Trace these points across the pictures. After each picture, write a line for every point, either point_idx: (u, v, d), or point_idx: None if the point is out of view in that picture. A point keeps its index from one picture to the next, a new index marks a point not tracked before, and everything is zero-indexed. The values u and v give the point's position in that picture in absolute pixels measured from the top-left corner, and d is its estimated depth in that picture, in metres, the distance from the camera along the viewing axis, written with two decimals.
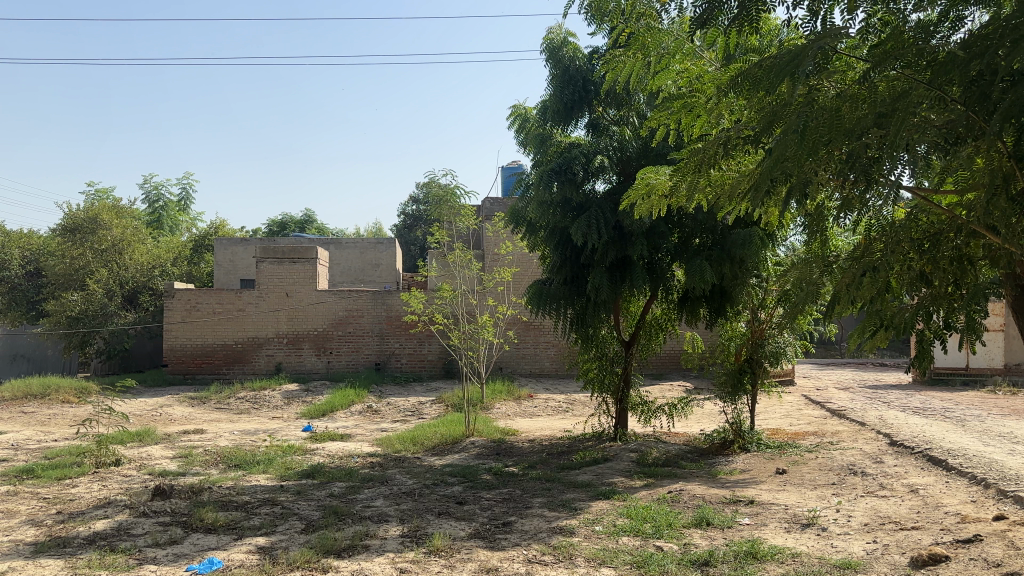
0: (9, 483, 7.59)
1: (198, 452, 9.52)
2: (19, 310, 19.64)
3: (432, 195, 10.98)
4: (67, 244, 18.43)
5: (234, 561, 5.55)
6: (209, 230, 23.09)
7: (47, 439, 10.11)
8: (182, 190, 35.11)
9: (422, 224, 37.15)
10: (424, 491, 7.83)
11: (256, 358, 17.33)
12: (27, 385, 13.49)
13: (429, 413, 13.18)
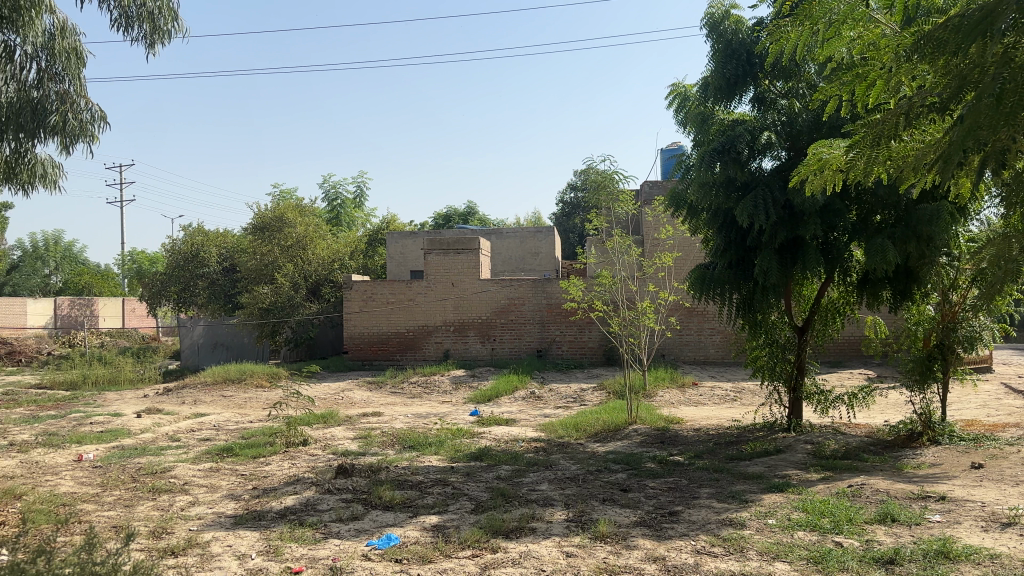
0: (212, 459, 8.40)
1: (375, 433, 10.09)
2: (218, 302, 21.61)
3: (591, 181, 10.96)
4: (258, 241, 20.00)
5: (410, 538, 5.86)
6: (381, 224, 24.36)
7: (245, 421, 11.09)
8: (357, 188, 37.23)
9: (582, 211, 37.24)
10: (588, 477, 7.87)
11: (426, 345, 18.10)
12: (226, 369, 14.86)
13: (591, 400, 13.22)
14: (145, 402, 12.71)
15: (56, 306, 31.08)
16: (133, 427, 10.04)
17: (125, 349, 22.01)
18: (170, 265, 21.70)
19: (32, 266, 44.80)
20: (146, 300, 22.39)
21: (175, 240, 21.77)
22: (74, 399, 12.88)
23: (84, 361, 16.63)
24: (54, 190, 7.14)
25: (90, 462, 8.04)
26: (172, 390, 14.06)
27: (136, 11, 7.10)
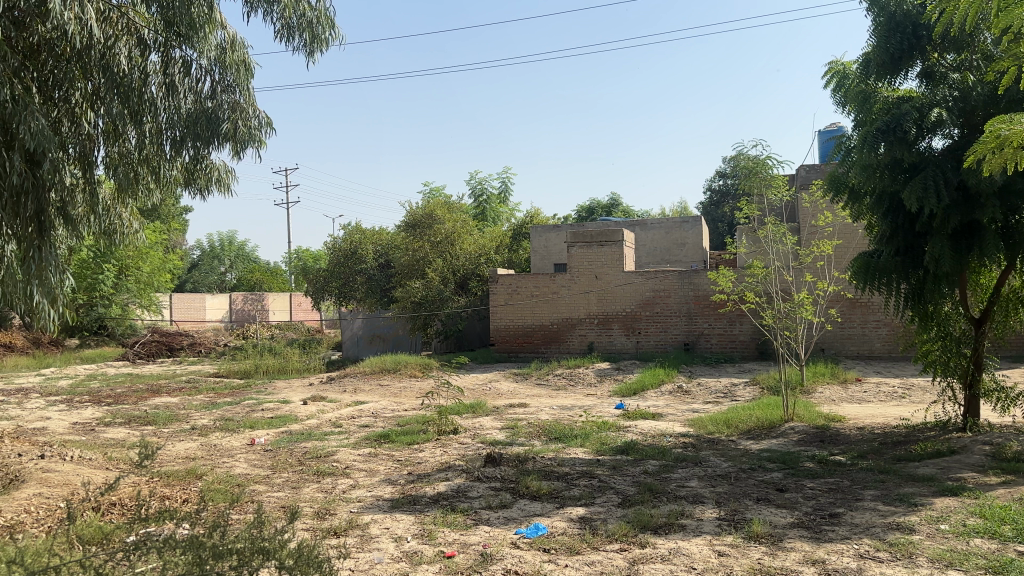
0: (370, 445, 8.85)
1: (522, 424, 10.24)
2: (375, 297, 22.68)
3: (741, 166, 10.54)
4: (410, 238, 20.84)
5: (558, 529, 5.92)
6: (527, 219, 24.69)
7: (399, 409, 11.60)
8: (502, 183, 37.89)
9: (732, 199, 36.03)
10: (740, 475, 7.62)
11: (570, 338, 18.18)
12: (383, 360, 15.60)
13: (743, 395, 12.78)
14: (310, 390, 13.58)
15: (231, 301, 33.79)
16: (299, 413, 10.76)
17: (293, 340, 23.59)
18: (331, 261, 23.02)
19: (211, 264, 48.93)
20: (310, 295, 23.88)
21: (336, 238, 23.05)
22: (248, 387, 13.98)
23: (257, 352, 17.99)
24: (227, 192, 7.75)
25: (261, 445, 8.69)
26: (334, 379, 14.93)
27: (297, 21, 7.56)
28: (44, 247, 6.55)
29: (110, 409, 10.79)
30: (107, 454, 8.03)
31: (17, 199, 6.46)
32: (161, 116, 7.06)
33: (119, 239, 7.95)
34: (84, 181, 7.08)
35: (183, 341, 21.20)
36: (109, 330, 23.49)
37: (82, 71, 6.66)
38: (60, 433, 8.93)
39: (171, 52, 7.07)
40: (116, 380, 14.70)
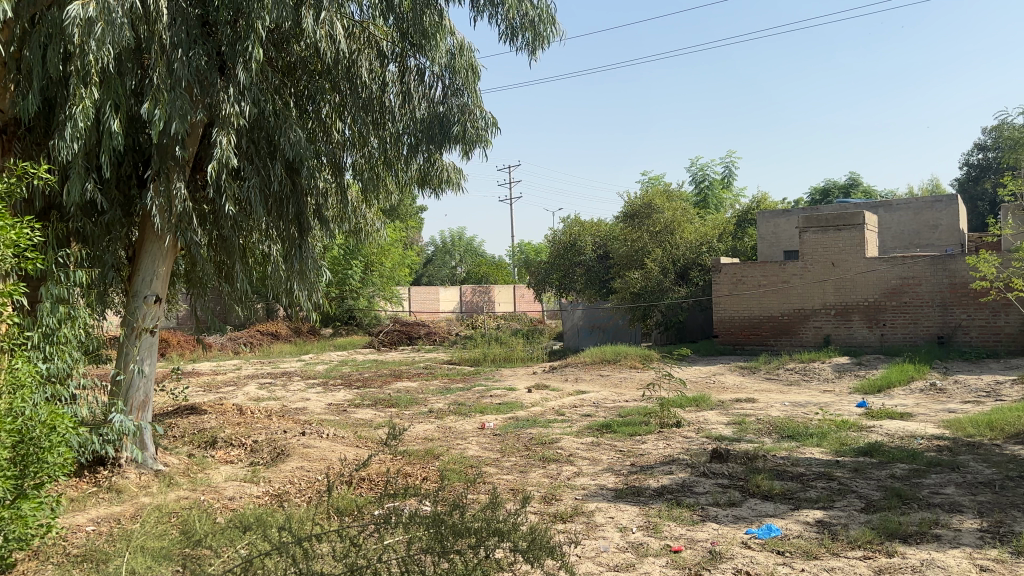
0: (594, 434, 8.93)
1: (750, 420, 9.82)
2: (594, 288, 22.72)
3: (1005, 138, 9.37)
4: (628, 229, 20.49)
5: (792, 531, 5.61)
6: (753, 204, 23.71)
7: (621, 400, 11.60)
8: (726, 168, 36.65)
9: (994, 174, 32.12)
10: (1007, 483, 6.77)
11: (803, 330, 17.19)
12: (604, 350, 15.71)
13: (1009, 395, 11.35)
14: (534, 379, 13.98)
15: (460, 294, 35.68)
16: (524, 401, 11.10)
17: (517, 330, 24.40)
18: (552, 254, 23.50)
19: (443, 259, 52.09)
20: (532, 286, 24.57)
21: (555, 231, 23.47)
22: (477, 374, 14.67)
23: (484, 341, 18.87)
24: (458, 190, 8.13)
25: (490, 430, 9.07)
26: (556, 369, 15.26)
27: (520, 21, 7.77)
28: (304, 245, 7.43)
29: (357, 392, 11.79)
30: (355, 432, 8.79)
31: (281, 203, 7.32)
32: (398, 122, 7.61)
33: (364, 237, 8.69)
34: (335, 185, 7.84)
35: (419, 331, 22.64)
36: (357, 321, 25.01)
37: (331, 85, 7.36)
38: (317, 412, 9.93)
39: (407, 61, 7.56)
40: (363, 366, 16.06)
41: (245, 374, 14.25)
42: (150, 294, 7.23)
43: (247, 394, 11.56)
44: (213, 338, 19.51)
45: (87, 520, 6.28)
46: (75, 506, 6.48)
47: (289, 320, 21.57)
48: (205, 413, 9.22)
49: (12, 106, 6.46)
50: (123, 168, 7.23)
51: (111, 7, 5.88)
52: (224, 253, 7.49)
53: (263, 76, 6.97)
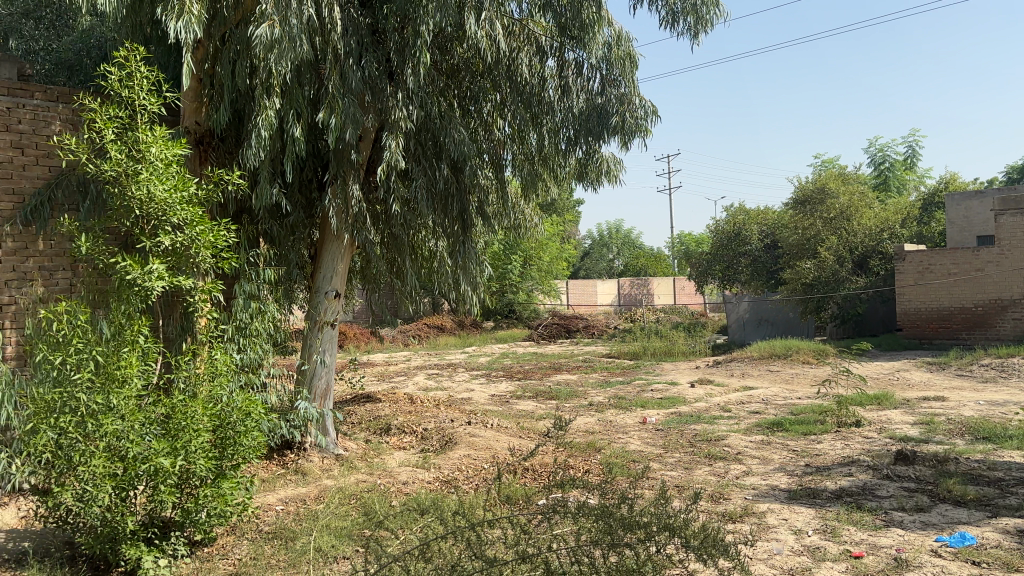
0: (764, 432, 8.60)
1: (940, 420, 9.10)
2: (761, 279, 21.91)
3: None
4: (799, 216, 19.43)
5: (990, 540, 5.15)
6: (939, 185, 21.98)
7: (793, 396, 11.11)
8: (908, 149, 34.18)
9: None
10: None
11: (1001, 323, 15.74)
12: (773, 344, 15.13)
13: None
14: (698, 374, 13.67)
15: (620, 286, 35.53)
16: (688, 396, 10.87)
17: (677, 323, 23.95)
18: (715, 244, 22.86)
19: (602, 252, 52.12)
20: (694, 278, 24.03)
21: (718, 221, 22.78)
22: (638, 368, 14.54)
23: (644, 334, 18.73)
24: (616, 183, 8.04)
25: (654, 424, 8.96)
26: (721, 363, 14.82)
27: (681, 6, 7.60)
28: (467, 241, 7.67)
29: (521, 384, 12.00)
30: (520, 423, 8.95)
31: (446, 201, 7.56)
32: (558, 115, 7.59)
33: (525, 232, 8.84)
34: (496, 181, 8.01)
35: (579, 324, 22.69)
36: (517, 314, 25.33)
37: (493, 84, 7.56)
38: (482, 403, 10.21)
39: (565, 55, 7.53)
40: (524, 358, 16.34)
41: (415, 365, 14.87)
42: (330, 290, 7.73)
43: (417, 384, 12.07)
44: (385, 330, 20.48)
45: (277, 499, 6.80)
46: (267, 486, 7.04)
47: (454, 312, 22.24)
48: (379, 402, 9.71)
49: (207, 119, 7.08)
50: (305, 172, 7.76)
51: (290, 23, 6.28)
52: (395, 250, 7.88)
53: (430, 79, 7.26)
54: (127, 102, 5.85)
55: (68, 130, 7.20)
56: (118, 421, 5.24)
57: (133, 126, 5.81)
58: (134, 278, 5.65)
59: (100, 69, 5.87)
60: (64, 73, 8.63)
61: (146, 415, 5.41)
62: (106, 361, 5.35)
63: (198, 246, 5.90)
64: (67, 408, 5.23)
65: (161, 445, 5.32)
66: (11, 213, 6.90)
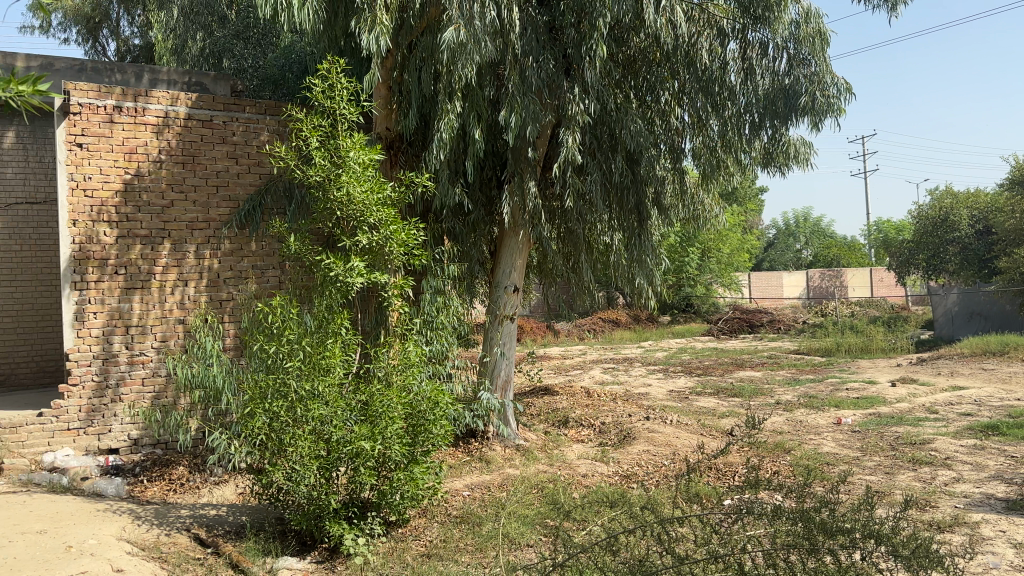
0: (977, 436, 7.87)
1: None
2: (972, 269, 20.00)
3: None
4: (1018, 199, 17.72)
5: None
6: None
7: (1012, 397, 10.08)
8: None
9: None
10: None
11: None
12: (986, 340, 13.82)
13: None
14: (898, 371, 12.75)
15: (809, 278, 33.95)
16: (888, 395, 10.15)
17: (872, 318, 22.47)
18: (919, 232, 21.33)
19: (787, 242, 50.06)
20: (893, 269, 22.41)
21: (922, 206, 21.31)
22: (830, 365, 13.79)
23: (837, 329, 17.85)
24: (806, 167, 7.61)
25: (849, 425, 8.45)
26: (925, 361, 13.65)
27: None
28: (644, 234, 7.57)
29: (701, 380, 11.73)
30: (702, 420, 8.74)
31: (623, 193, 7.51)
32: (740, 100, 7.34)
33: (705, 223, 8.61)
34: (674, 172, 7.86)
35: (761, 318, 21.81)
36: (695, 308, 24.68)
37: (672, 73, 7.42)
38: (663, 398, 10.07)
39: (748, 37, 7.28)
40: (706, 353, 15.98)
41: (593, 359, 14.96)
42: (509, 284, 7.91)
43: (595, 377, 12.13)
44: (561, 325, 20.69)
45: (464, 485, 7.06)
46: (454, 472, 7.35)
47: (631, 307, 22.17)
48: (558, 394, 9.82)
49: (397, 124, 7.45)
50: (485, 171, 7.98)
51: (474, 25, 6.47)
52: (572, 245, 7.93)
53: (607, 72, 7.25)
54: (330, 112, 6.30)
55: (275, 139, 7.83)
56: (323, 406, 5.64)
57: (334, 133, 6.24)
58: (336, 274, 6.05)
59: (305, 82, 6.34)
60: (270, 86, 9.38)
61: (347, 401, 5.76)
62: (313, 351, 5.74)
63: (392, 244, 6.23)
64: (279, 393, 5.71)
65: (362, 430, 5.66)
66: (228, 217, 7.60)
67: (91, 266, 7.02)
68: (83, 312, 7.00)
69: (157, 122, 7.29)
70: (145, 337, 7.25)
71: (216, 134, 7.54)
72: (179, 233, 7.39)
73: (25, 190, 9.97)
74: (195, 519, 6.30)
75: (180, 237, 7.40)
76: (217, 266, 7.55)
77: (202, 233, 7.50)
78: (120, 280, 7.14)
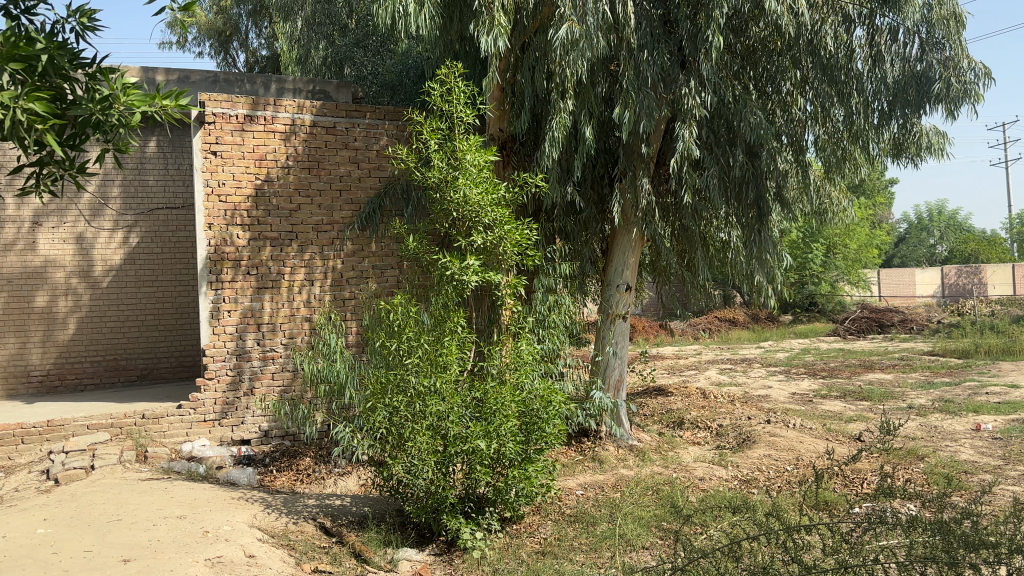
0: None
1: None
2: None
3: None
4: None
5: None
6: None
7: None
8: None
9: None
10: None
11: None
12: None
13: None
14: None
15: (944, 275, 32.04)
16: None
17: (1015, 317, 20.94)
18: None
19: (919, 237, 47.49)
20: None
21: None
22: (968, 368, 12.94)
23: (977, 330, 16.77)
24: (942, 157, 7.24)
25: (990, 432, 7.91)
26: None
27: None
28: (763, 230, 7.34)
29: (825, 382, 11.27)
30: (827, 424, 8.39)
31: (741, 188, 7.31)
32: (868, 89, 7.03)
33: (829, 218, 8.26)
34: (796, 164, 7.57)
35: (891, 318, 20.73)
36: (818, 307, 23.70)
37: (793, 62, 7.17)
38: (783, 401, 9.75)
39: (876, 22, 6.96)
40: (829, 354, 15.33)
41: (708, 359, 14.64)
42: (622, 283, 7.84)
43: (710, 378, 11.87)
44: (675, 324, 20.36)
45: (578, 484, 7.05)
46: (568, 471, 7.36)
47: (749, 306, 21.55)
48: (672, 395, 9.67)
49: (510, 125, 7.56)
50: (598, 169, 7.94)
51: (587, 21, 6.46)
52: (687, 242, 7.78)
53: (723, 64, 7.08)
54: (447, 115, 6.43)
55: (393, 143, 8.06)
56: (441, 402, 5.76)
57: (452, 136, 6.37)
58: (452, 273, 6.17)
59: (424, 86, 6.50)
60: (388, 92, 9.68)
61: (463, 398, 5.86)
62: (431, 348, 5.87)
63: (506, 244, 6.30)
64: (399, 387, 5.87)
65: (477, 428, 5.74)
66: (350, 219, 7.88)
67: (226, 266, 7.44)
68: (219, 311, 7.43)
69: (285, 129, 7.64)
70: (275, 334, 7.62)
71: (339, 140, 7.83)
72: (305, 235, 7.72)
73: (163, 196, 10.65)
74: (321, 508, 6.57)
75: (305, 239, 7.72)
76: (340, 266, 7.84)
77: (326, 234, 7.80)
78: (251, 280, 7.53)
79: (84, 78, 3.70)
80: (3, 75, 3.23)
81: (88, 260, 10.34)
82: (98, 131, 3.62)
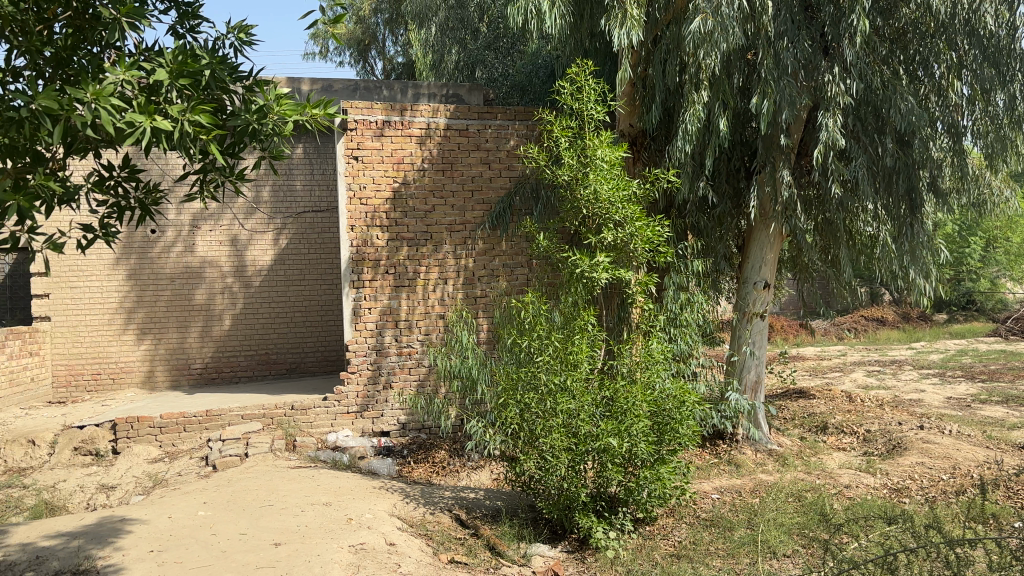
0: None
1: None
2: None
3: None
4: None
5: None
6: None
7: None
8: None
9: None
10: None
11: None
12: None
13: None
14: None
15: None
16: None
17: None
18: None
19: None
20: None
21: None
22: None
23: None
24: None
25: None
26: None
27: None
28: (915, 224, 6.94)
29: (986, 386, 10.46)
30: (987, 432, 7.79)
31: (891, 178, 6.93)
32: None
33: (989, 209, 7.65)
34: (952, 153, 7.05)
35: None
36: (977, 305, 21.97)
37: (948, 43, 6.76)
38: (937, 405, 9.12)
39: None
40: (991, 356, 14.19)
41: (853, 361, 13.90)
42: (759, 280, 7.58)
43: (855, 381, 11.27)
44: (817, 323, 19.50)
45: (713, 487, 6.87)
46: (702, 474, 7.19)
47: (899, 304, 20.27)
48: (813, 398, 9.26)
49: (640, 120, 7.47)
50: (732, 162, 7.69)
51: (723, 12, 6.28)
52: (830, 236, 7.46)
53: (869, 49, 6.71)
54: (577, 113, 6.42)
55: (523, 143, 8.13)
56: (571, 400, 5.77)
57: (582, 133, 6.36)
58: (582, 270, 6.17)
59: (553, 85, 6.52)
60: (519, 92, 9.80)
61: (592, 397, 5.84)
62: (561, 345, 5.87)
63: (636, 241, 6.23)
64: (530, 385, 5.92)
65: (609, 426, 5.70)
66: (482, 219, 8.02)
67: (366, 266, 7.76)
68: (360, 308, 7.76)
69: (421, 133, 7.87)
70: (412, 330, 7.87)
71: (471, 141, 7.99)
72: (439, 235, 7.93)
73: (310, 200, 11.26)
74: (457, 500, 6.72)
75: (439, 239, 7.93)
76: (473, 265, 8.00)
77: (459, 234, 7.98)
78: (389, 279, 7.81)
79: (242, 89, 3.94)
80: (173, 90, 3.50)
81: (241, 261, 11.05)
82: (254, 139, 3.85)
